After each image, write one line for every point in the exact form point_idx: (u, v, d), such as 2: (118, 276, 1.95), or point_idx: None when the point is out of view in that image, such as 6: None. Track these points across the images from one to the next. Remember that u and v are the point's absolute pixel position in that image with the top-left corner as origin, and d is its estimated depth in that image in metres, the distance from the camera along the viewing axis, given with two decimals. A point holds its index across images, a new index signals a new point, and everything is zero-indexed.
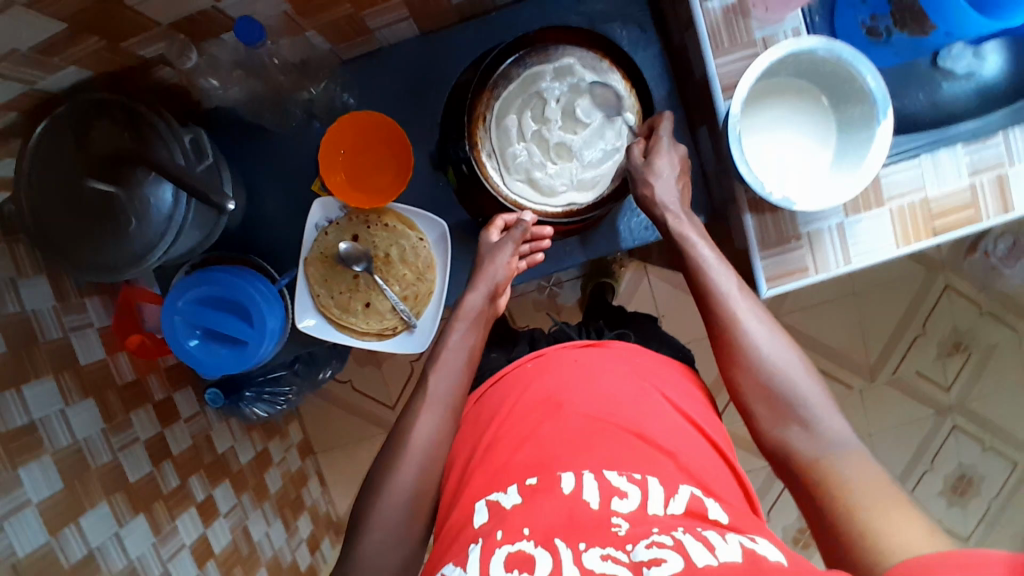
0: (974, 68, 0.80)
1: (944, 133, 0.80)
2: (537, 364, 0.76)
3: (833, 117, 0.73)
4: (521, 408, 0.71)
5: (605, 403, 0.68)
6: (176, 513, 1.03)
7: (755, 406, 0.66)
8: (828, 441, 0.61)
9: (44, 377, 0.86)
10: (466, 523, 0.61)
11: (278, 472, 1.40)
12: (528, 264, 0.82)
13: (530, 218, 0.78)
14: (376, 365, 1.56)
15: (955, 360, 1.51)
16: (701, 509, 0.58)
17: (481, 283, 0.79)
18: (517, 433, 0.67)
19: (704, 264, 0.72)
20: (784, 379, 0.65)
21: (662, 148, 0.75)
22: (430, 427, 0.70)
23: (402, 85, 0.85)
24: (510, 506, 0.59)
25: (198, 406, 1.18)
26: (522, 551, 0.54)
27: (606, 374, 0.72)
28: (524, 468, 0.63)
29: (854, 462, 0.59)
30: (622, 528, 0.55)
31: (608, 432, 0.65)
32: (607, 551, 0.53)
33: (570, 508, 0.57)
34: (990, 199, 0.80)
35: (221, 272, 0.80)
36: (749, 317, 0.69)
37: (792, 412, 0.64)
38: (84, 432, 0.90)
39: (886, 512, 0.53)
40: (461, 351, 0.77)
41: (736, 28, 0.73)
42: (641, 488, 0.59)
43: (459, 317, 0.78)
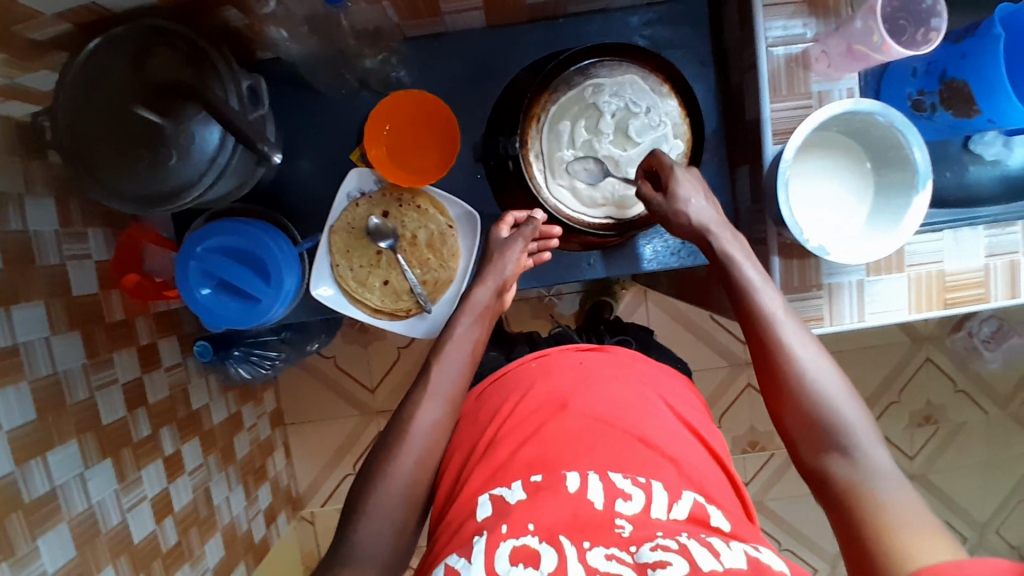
0: (1001, 156, 0.86)
1: (969, 214, 0.83)
2: (541, 365, 0.75)
3: (873, 179, 0.75)
4: (524, 409, 0.69)
5: (611, 405, 0.68)
6: (142, 464, 0.99)
7: (796, 436, 0.64)
8: (871, 474, 0.59)
9: (35, 301, 0.82)
10: (467, 517, 0.61)
11: (247, 438, 1.36)
12: (534, 262, 0.83)
13: (541, 217, 0.80)
14: (364, 346, 1.54)
15: (924, 431, 1.56)
16: (704, 517, 0.59)
17: (490, 278, 0.80)
18: (520, 432, 0.67)
19: (751, 285, 0.69)
20: (831, 410, 0.62)
21: (681, 177, 0.73)
22: (430, 418, 0.70)
23: (459, 72, 0.85)
24: (514, 501, 0.59)
25: (181, 357, 1.14)
26: (527, 546, 0.54)
27: (609, 381, 0.72)
28: (528, 463, 0.63)
29: (902, 498, 0.56)
30: (626, 530, 0.56)
31: (611, 433, 0.65)
32: (611, 551, 0.54)
33: (574, 507, 0.58)
34: (1001, 282, 0.83)
35: (243, 223, 0.78)
36: (798, 343, 0.66)
37: (835, 443, 0.61)
38: (65, 364, 0.86)
39: (929, 552, 0.51)
40: (464, 343, 0.76)
41: (796, 78, 0.76)
42: (645, 492, 0.59)
43: (465, 310, 0.78)
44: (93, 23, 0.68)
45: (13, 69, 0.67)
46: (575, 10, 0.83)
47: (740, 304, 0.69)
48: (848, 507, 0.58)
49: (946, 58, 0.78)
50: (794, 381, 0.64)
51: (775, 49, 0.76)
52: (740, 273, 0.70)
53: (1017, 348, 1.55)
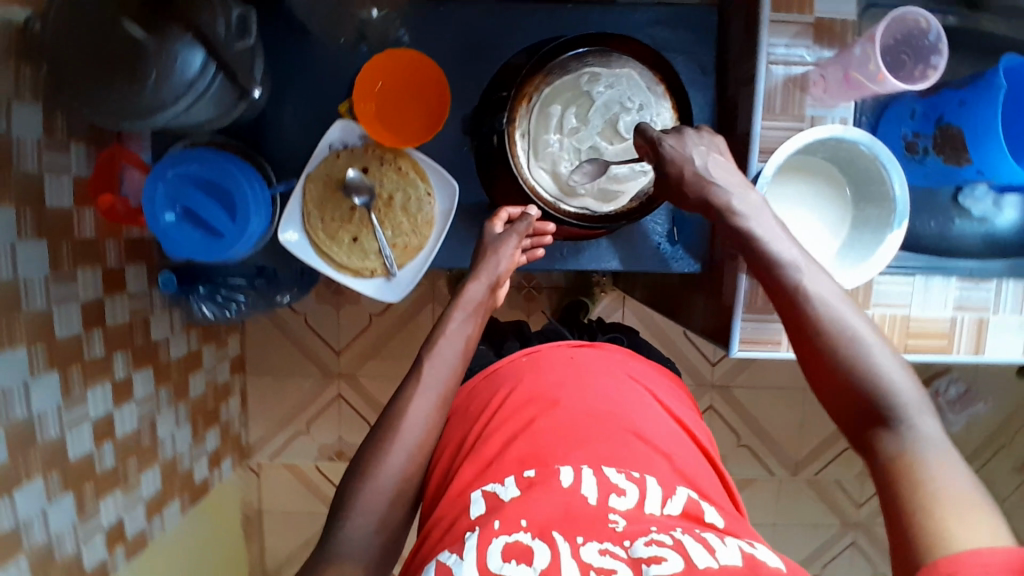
0: (990, 215, 0.86)
1: (942, 263, 0.84)
2: (530, 360, 0.75)
3: (851, 211, 0.75)
4: (512, 402, 0.69)
5: (600, 400, 0.68)
6: (89, 384, 0.98)
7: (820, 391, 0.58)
8: (908, 430, 0.53)
9: (5, 205, 0.80)
10: (460, 513, 0.59)
11: (203, 378, 1.36)
12: (527, 258, 0.84)
13: (535, 214, 0.79)
14: (335, 308, 1.53)
15: None
16: (697, 512, 0.59)
17: (484, 274, 0.79)
18: (509, 427, 0.66)
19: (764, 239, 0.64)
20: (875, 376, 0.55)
21: (686, 136, 0.72)
22: (421, 413, 0.68)
23: (460, 41, 0.84)
24: (508, 497, 0.58)
25: (146, 287, 1.13)
26: (519, 542, 0.53)
27: (602, 376, 0.72)
28: (519, 459, 0.62)
29: (951, 470, 0.49)
30: (619, 524, 0.55)
31: (604, 427, 0.64)
32: (605, 546, 0.53)
33: (567, 502, 0.57)
34: (965, 336, 0.84)
35: (222, 156, 0.78)
36: (816, 290, 0.60)
37: (863, 396, 0.55)
38: (26, 272, 0.84)
39: (964, 515, 0.46)
40: (458, 339, 0.74)
41: (792, 99, 0.76)
42: (638, 486, 0.59)
43: (458, 305, 0.77)
44: None
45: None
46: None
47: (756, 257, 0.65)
48: (886, 477, 0.51)
49: (945, 103, 0.78)
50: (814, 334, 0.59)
51: (774, 67, 0.75)
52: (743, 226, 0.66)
53: (979, 413, 1.56)
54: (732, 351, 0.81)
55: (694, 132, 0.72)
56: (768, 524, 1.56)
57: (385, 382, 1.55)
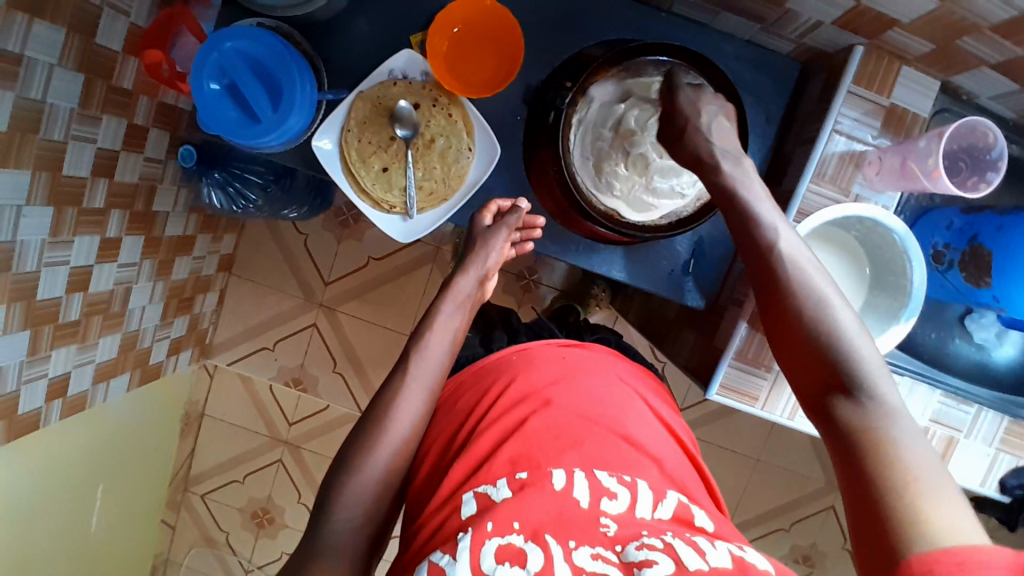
0: (988, 345, 0.86)
1: (933, 374, 0.84)
2: (521, 357, 0.75)
3: (865, 295, 0.76)
4: (506, 400, 0.68)
5: (590, 402, 0.68)
6: (79, 232, 0.95)
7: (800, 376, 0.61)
8: (882, 411, 0.56)
9: (57, 26, 0.78)
10: (450, 514, 0.59)
11: (190, 264, 1.34)
12: (515, 251, 0.86)
13: (525, 207, 0.82)
14: (337, 238, 1.52)
15: (797, 568, 1.58)
16: (688, 517, 0.60)
17: (474, 267, 0.81)
18: (503, 423, 0.65)
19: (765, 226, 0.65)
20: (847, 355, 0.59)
21: (706, 96, 0.71)
22: (412, 408, 0.70)
23: (548, 12, 0.84)
24: (500, 499, 0.57)
25: (163, 156, 1.12)
26: (512, 545, 0.53)
27: (592, 375, 0.73)
28: (511, 459, 0.61)
29: (911, 439, 0.55)
30: (611, 528, 0.56)
31: (594, 430, 0.65)
32: (597, 551, 0.54)
33: (559, 506, 0.57)
34: (932, 449, 0.84)
35: (284, 46, 0.77)
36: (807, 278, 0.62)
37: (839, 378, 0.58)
38: (55, 99, 0.81)
39: (929, 499, 0.50)
40: (447, 330, 0.76)
41: (844, 171, 0.76)
42: (631, 490, 0.60)
43: (449, 297, 0.79)
44: None
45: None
46: (680, 11, 0.83)
47: (752, 246, 0.65)
48: (858, 456, 0.55)
49: (984, 224, 0.78)
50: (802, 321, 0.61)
51: (837, 136, 0.75)
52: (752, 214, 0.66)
53: None
54: (709, 393, 0.81)
55: (711, 92, 0.72)
56: None
57: (363, 326, 1.55)
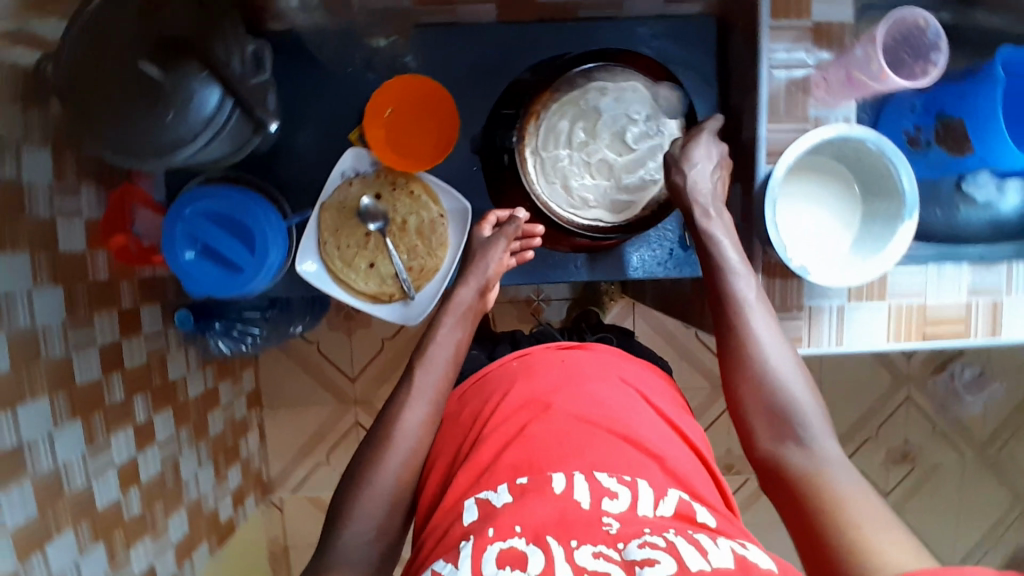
0: (993, 200, 0.83)
1: (953, 250, 0.84)
2: (522, 364, 0.75)
3: (860, 207, 0.76)
4: (506, 407, 0.68)
5: (595, 403, 0.67)
6: (112, 430, 0.98)
7: (755, 422, 0.67)
8: (824, 460, 0.62)
9: (20, 251, 0.81)
10: (453, 522, 0.59)
11: (222, 415, 1.35)
12: (516, 261, 0.84)
13: (523, 217, 0.81)
14: (347, 334, 1.53)
15: (899, 469, 1.59)
16: (690, 514, 0.58)
17: (473, 279, 0.81)
18: (503, 433, 0.65)
19: (727, 269, 0.72)
20: (790, 397, 0.66)
21: (706, 144, 0.76)
22: (416, 419, 0.71)
23: (465, 64, 0.86)
24: (501, 505, 0.58)
25: (161, 326, 1.14)
26: (514, 548, 0.53)
27: (594, 379, 0.71)
28: (512, 465, 0.61)
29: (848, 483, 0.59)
30: (614, 527, 0.54)
31: (595, 432, 0.63)
32: (599, 549, 0.52)
33: (561, 509, 0.56)
34: (981, 320, 0.84)
35: (240, 193, 0.79)
36: (763, 329, 0.69)
37: (790, 428, 0.65)
38: (44, 319, 0.85)
39: (870, 527, 0.54)
40: (449, 344, 0.77)
41: (795, 100, 0.77)
42: (631, 490, 0.58)
43: (448, 311, 0.79)
44: None
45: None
46: (585, 14, 0.84)
47: (715, 284, 0.72)
48: (801, 496, 0.60)
49: (946, 96, 0.80)
50: (760, 366, 0.68)
51: (776, 71, 0.76)
52: (718, 252, 0.73)
53: (997, 395, 1.58)
54: None
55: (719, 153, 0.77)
56: None
57: None
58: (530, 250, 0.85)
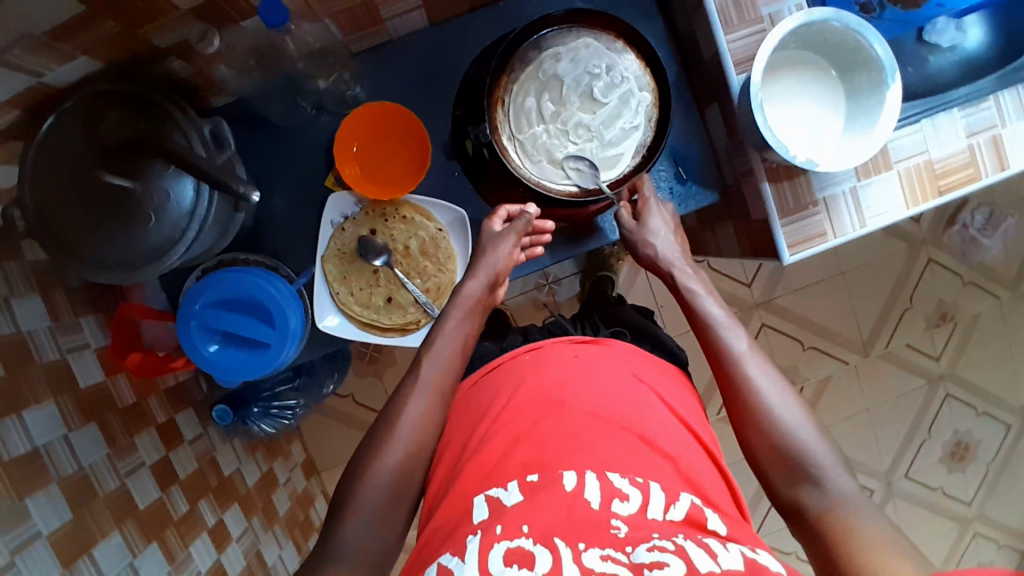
0: (957, 41, 0.86)
1: (939, 100, 0.84)
2: (534, 358, 0.77)
3: (841, 86, 0.75)
4: (515, 405, 0.71)
5: (603, 401, 0.70)
6: (189, 540, 0.97)
7: (770, 468, 0.65)
8: (841, 500, 0.61)
9: (44, 402, 0.80)
10: (463, 519, 0.62)
11: (285, 493, 1.34)
12: (526, 256, 0.84)
13: (533, 211, 0.80)
14: (378, 376, 1.53)
15: (943, 330, 1.60)
16: (701, 519, 0.60)
17: (483, 270, 0.80)
18: (514, 429, 0.68)
19: (718, 326, 0.73)
20: (796, 440, 0.65)
21: (652, 209, 0.79)
22: (416, 410, 0.71)
23: (413, 76, 0.84)
24: (511, 502, 0.61)
25: (200, 427, 1.13)
26: (522, 547, 0.55)
27: (605, 373, 0.73)
28: (523, 463, 0.64)
29: (866, 520, 0.59)
30: (621, 530, 0.58)
31: (607, 429, 0.67)
32: (607, 552, 0.56)
33: (569, 506, 0.60)
34: (987, 157, 0.84)
35: (243, 271, 0.78)
36: (763, 377, 0.68)
37: (803, 471, 0.63)
38: (89, 458, 0.85)
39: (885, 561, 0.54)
40: (455, 338, 0.77)
41: (743, 4, 0.75)
42: (642, 491, 0.61)
43: (456, 305, 0.79)
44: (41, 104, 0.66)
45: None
46: None
47: (708, 340, 0.73)
48: (822, 532, 0.60)
49: None
50: (762, 415, 0.66)
51: None
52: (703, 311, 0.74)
53: (1013, 230, 1.58)
54: (785, 260, 0.80)
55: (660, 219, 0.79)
56: (862, 410, 1.60)
57: None
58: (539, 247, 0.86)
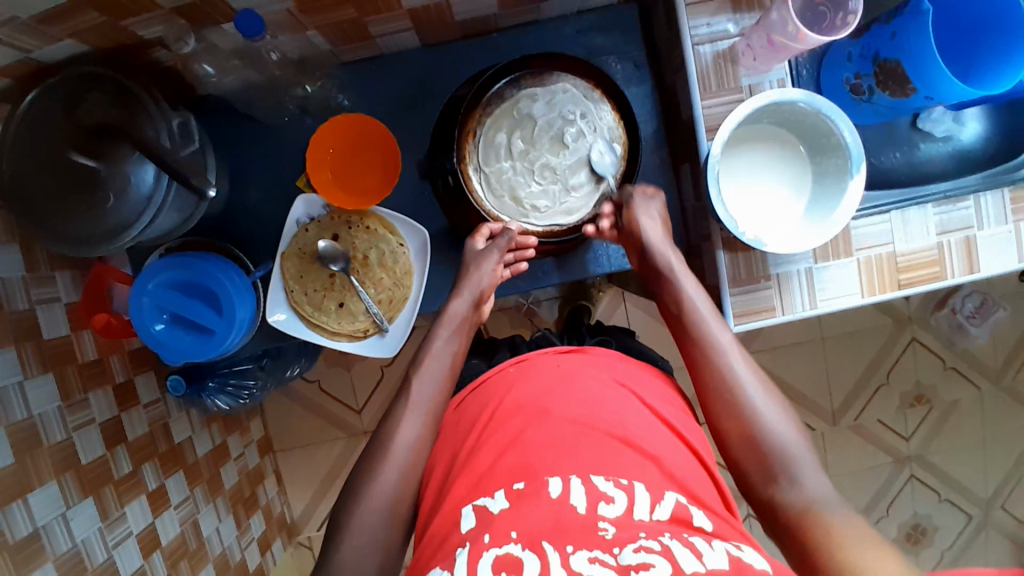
0: (953, 132, 0.87)
1: (916, 193, 0.82)
2: (519, 368, 0.78)
3: (810, 167, 0.75)
4: (504, 411, 0.73)
5: (587, 406, 0.72)
6: (125, 500, 0.99)
7: (747, 463, 0.68)
8: (814, 498, 0.63)
9: (4, 348, 0.83)
10: (452, 529, 0.64)
11: (235, 467, 1.37)
12: (511, 272, 0.81)
13: (515, 229, 0.78)
14: (347, 367, 1.55)
15: (917, 412, 1.58)
16: (686, 516, 0.63)
17: (466, 290, 0.80)
18: (499, 439, 0.71)
19: (702, 318, 0.74)
20: (774, 437, 0.67)
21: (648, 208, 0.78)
22: (411, 432, 0.72)
23: (399, 92, 0.86)
24: (498, 510, 0.63)
25: (158, 393, 1.16)
26: (510, 554, 0.58)
27: (587, 380, 0.75)
28: (511, 472, 0.67)
29: (843, 516, 0.61)
30: (609, 532, 0.60)
31: (593, 435, 0.69)
32: (594, 554, 0.57)
33: (556, 512, 0.61)
34: (956, 258, 0.83)
35: (198, 258, 0.79)
36: (742, 369, 0.71)
37: (781, 467, 0.66)
38: (39, 407, 0.87)
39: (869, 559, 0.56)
40: (443, 357, 0.78)
41: (725, 73, 0.76)
42: (627, 493, 0.63)
43: (443, 322, 0.79)
44: (31, 75, 0.69)
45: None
46: (507, 23, 0.85)
47: (692, 333, 0.74)
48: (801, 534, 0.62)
49: (878, 39, 0.78)
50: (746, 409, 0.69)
51: (701, 47, 0.76)
52: (687, 302, 0.75)
53: (1003, 322, 1.56)
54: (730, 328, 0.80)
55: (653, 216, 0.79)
56: None
57: None
58: (524, 261, 0.83)
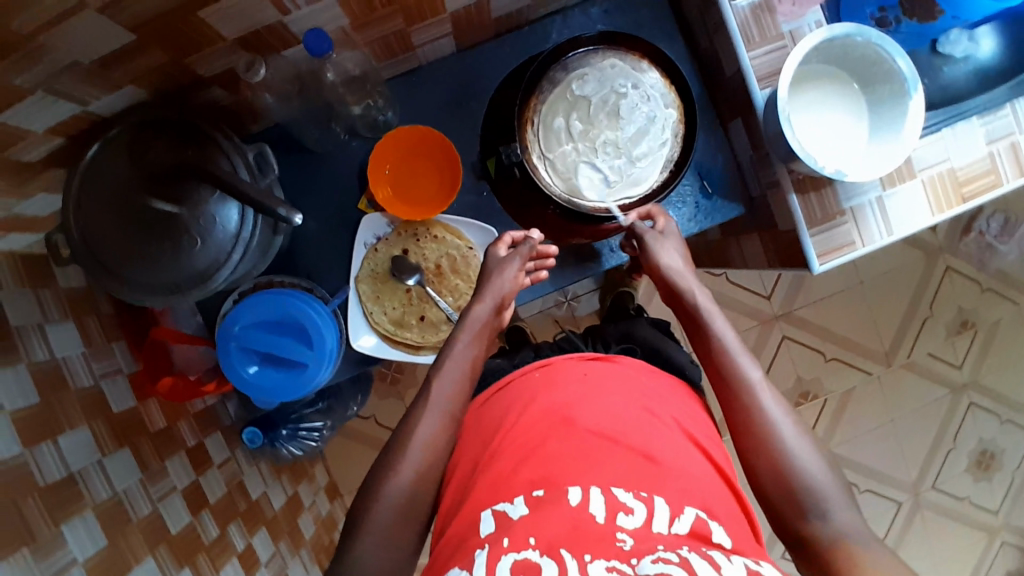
0: (971, 51, 0.85)
1: (958, 109, 0.84)
2: (544, 375, 0.76)
3: (863, 98, 0.77)
4: (528, 421, 0.70)
5: (614, 417, 0.69)
6: (219, 566, 0.94)
7: (776, 500, 0.62)
8: (849, 538, 0.58)
9: (78, 428, 0.79)
10: (470, 530, 0.61)
11: (311, 516, 1.32)
12: (531, 280, 0.84)
13: (537, 234, 0.80)
14: (400, 397, 1.53)
15: (963, 338, 1.59)
16: (705, 532, 0.59)
17: (488, 294, 0.79)
18: (518, 450, 0.67)
19: (728, 350, 0.69)
20: (807, 475, 0.61)
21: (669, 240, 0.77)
22: (427, 432, 0.70)
23: (442, 99, 0.87)
24: (517, 515, 0.60)
25: (228, 451, 1.13)
26: (528, 559, 0.54)
27: (612, 393, 0.72)
28: (530, 480, 0.63)
29: (876, 556, 0.56)
30: (626, 543, 0.56)
31: (614, 450, 0.65)
32: (612, 564, 0.54)
33: (575, 520, 0.58)
34: (1007, 164, 0.84)
35: (284, 294, 0.79)
36: (772, 405, 0.66)
37: (811, 503, 0.60)
38: (122, 482, 0.83)
39: None
40: (463, 361, 0.75)
41: (765, 22, 0.77)
42: (647, 506, 0.60)
43: (464, 327, 0.77)
44: (86, 131, 0.68)
45: (9, 199, 0.65)
46: (537, 15, 0.86)
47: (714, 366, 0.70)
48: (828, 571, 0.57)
49: None
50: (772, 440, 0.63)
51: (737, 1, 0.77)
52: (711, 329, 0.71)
53: None
54: (814, 269, 0.81)
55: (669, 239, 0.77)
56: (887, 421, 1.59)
57: None
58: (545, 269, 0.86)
